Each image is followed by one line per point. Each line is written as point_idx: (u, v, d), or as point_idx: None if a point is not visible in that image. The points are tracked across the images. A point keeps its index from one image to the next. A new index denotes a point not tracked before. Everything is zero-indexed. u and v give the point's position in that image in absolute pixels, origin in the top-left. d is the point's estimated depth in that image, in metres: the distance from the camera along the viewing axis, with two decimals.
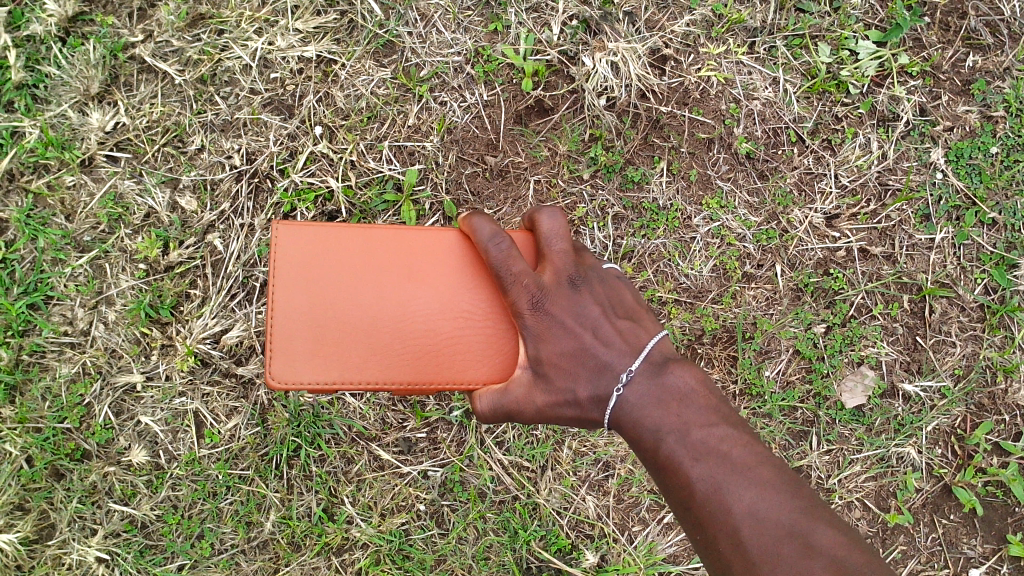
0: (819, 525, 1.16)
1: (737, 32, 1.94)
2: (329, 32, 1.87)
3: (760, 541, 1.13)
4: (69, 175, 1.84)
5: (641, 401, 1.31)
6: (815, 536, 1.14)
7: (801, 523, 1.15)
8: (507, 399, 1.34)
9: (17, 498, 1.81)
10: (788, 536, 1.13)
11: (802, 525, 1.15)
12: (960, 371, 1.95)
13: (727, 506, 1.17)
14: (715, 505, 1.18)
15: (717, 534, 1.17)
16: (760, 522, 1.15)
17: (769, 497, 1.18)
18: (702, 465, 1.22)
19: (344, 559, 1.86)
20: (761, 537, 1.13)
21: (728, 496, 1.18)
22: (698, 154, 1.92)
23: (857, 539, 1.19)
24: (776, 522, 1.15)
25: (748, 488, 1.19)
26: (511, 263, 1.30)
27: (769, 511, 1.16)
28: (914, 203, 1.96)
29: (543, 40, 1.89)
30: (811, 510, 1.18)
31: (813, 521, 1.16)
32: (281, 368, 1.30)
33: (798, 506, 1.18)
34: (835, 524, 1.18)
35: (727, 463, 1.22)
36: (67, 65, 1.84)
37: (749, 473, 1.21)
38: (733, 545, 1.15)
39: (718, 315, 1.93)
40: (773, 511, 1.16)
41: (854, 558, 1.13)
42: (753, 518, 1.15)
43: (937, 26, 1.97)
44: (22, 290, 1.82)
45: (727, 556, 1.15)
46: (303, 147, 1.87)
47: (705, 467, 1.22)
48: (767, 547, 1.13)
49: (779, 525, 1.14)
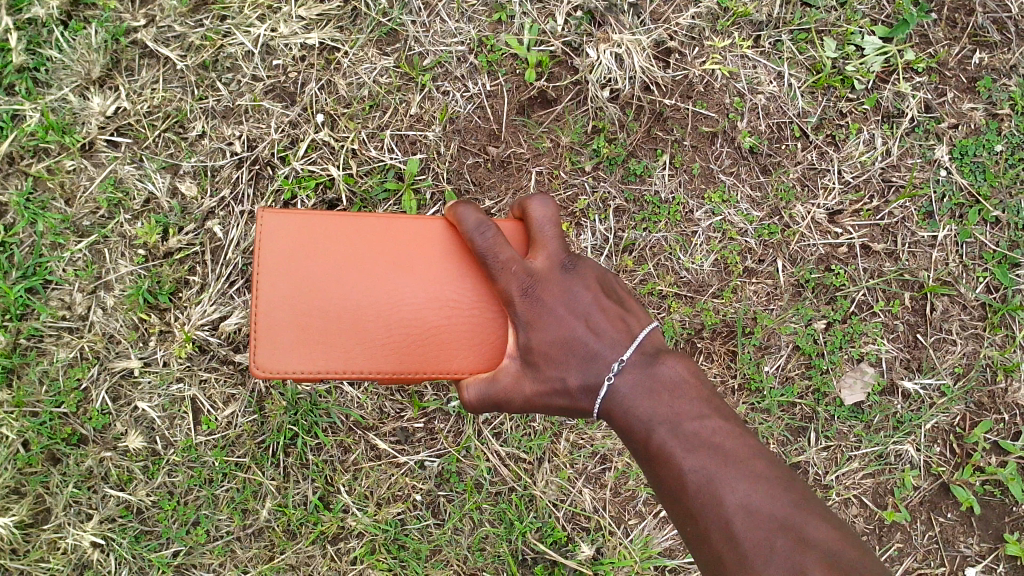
0: (812, 519, 1.14)
1: (743, 26, 1.92)
2: (332, 19, 1.86)
3: (752, 533, 1.11)
4: (69, 160, 1.84)
5: (632, 391, 1.31)
6: (808, 530, 1.12)
7: (794, 516, 1.14)
8: (495, 388, 1.33)
9: (13, 482, 1.81)
10: (781, 527, 1.12)
11: (795, 518, 1.13)
12: (960, 369, 1.95)
13: (719, 497, 1.16)
14: (706, 496, 1.18)
15: (708, 525, 1.16)
16: (752, 514, 1.14)
17: (761, 489, 1.17)
18: (693, 456, 1.21)
19: (339, 548, 1.86)
20: (752, 528, 1.12)
21: (720, 488, 1.17)
22: (701, 148, 1.92)
23: (852, 534, 1.16)
24: (768, 514, 1.13)
25: (740, 480, 1.18)
26: (499, 251, 1.29)
27: (761, 504, 1.15)
28: (917, 201, 1.95)
29: (548, 30, 1.88)
30: (804, 504, 1.17)
31: (805, 515, 1.15)
32: (265, 356, 1.30)
33: (791, 499, 1.16)
34: (828, 518, 1.16)
35: (718, 455, 1.21)
36: (68, 49, 1.83)
37: (741, 464, 1.20)
38: (725, 537, 1.14)
39: (718, 310, 1.92)
40: (765, 503, 1.15)
41: (849, 553, 1.11)
42: (745, 510, 1.14)
43: (943, 22, 1.95)
44: (21, 274, 1.82)
45: (718, 548, 1.14)
46: (305, 135, 1.86)
47: (697, 458, 1.21)
48: (759, 540, 1.11)
49: (772, 517, 1.13)
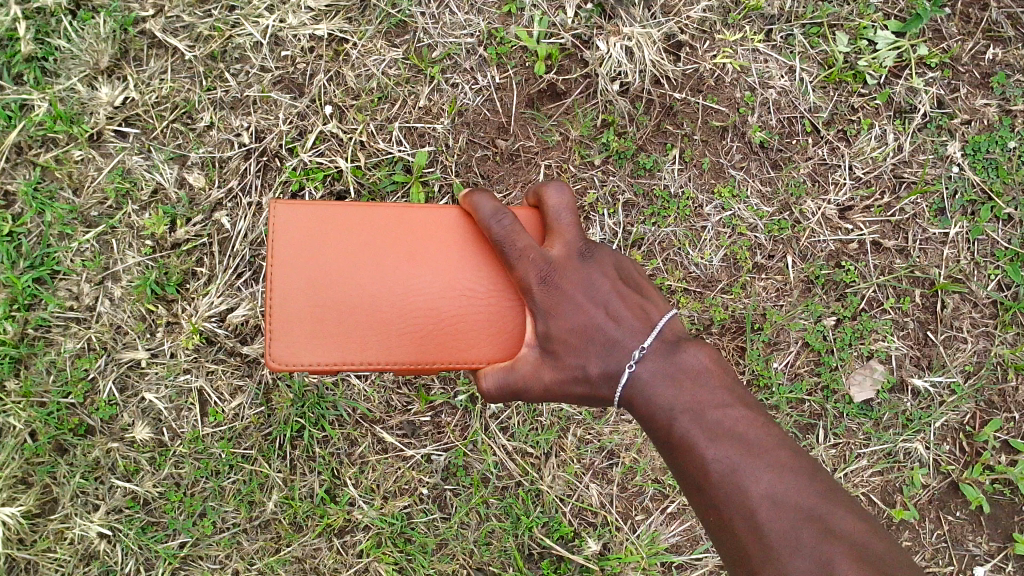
0: (838, 509, 1.15)
1: (754, 20, 1.91)
2: (341, 10, 1.85)
3: (778, 524, 1.12)
4: (77, 150, 1.83)
5: (654, 379, 1.29)
6: (833, 521, 1.13)
7: (819, 506, 1.14)
8: (514, 377, 1.32)
9: (21, 472, 1.80)
10: (807, 518, 1.12)
11: (820, 509, 1.14)
12: (971, 367, 1.93)
13: (743, 487, 1.16)
14: (730, 486, 1.17)
15: (732, 515, 1.16)
16: (777, 505, 1.14)
17: (787, 479, 1.17)
18: (717, 445, 1.21)
19: (345, 541, 1.86)
20: (778, 519, 1.12)
21: (745, 478, 1.17)
22: (711, 142, 1.90)
23: (875, 525, 1.18)
24: (794, 505, 1.14)
25: (765, 470, 1.17)
26: (517, 239, 1.28)
27: (786, 494, 1.15)
28: (929, 197, 1.93)
29: (558, 23, 1.87)
30: (829, 495, 1.17)
31: (831, 506, 1.15)
32: (281, 349, 1.29)
33: (816, 489, 1.16)
34: (852, 508, 1.18)
35: (743, 445, 1.20)
36: (77, 38, 1.82)
37: (765, 454, 1.19)
38: (749, 528, 1.14)
39: (727, 306, 1.91)
40: (791, 494, 1.15)
41: (874, 544, 1.13)
42: (771, 501, 1.14)
43: (957, 17, 1.94)
44: (28, 264, 1.82)
45: (743, 538, 1.14)
46: (313, 126, 1.85)
47: (721, 447, 1.20)
48: (785, 532, 1.11)
49: (797, 508, 1.13)
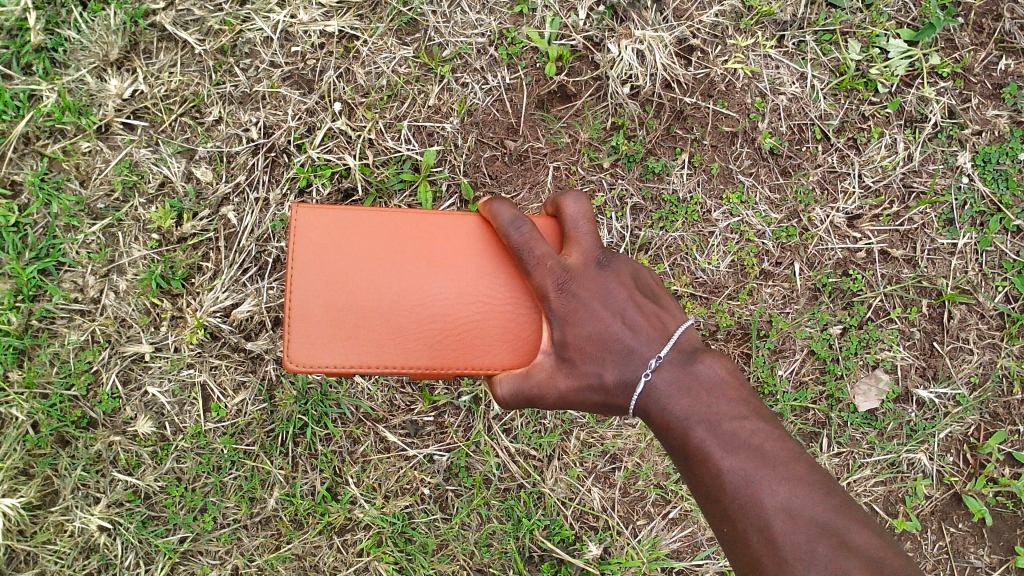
0: (853, 523, 1.14)
1: (767, 25, 1.90)
2: (352, 7, 1.84)
3: (792, 536, 1.11)
4: (85, 141, 1.82)
5: (669, 389, 1.28)
6: (848, 534, 1.13)
7: (835, 520, 1.14)
8: (529, 384, 1.32)
9: (22, 463, 1.80)
10: (821, 532, 1.12)
11: (836, 523, 1.13)
12: (976, 379, 1.93)
13: (759, 499, 1.15)
14: (746, 497, 1.16)
15: (747, 527, 1.15)
16: (792, 518, 1.13)
17: (801, 492, 1.16)
18: (733, 456, 1.20)
19: (346, 539, 1.86)
20: (793, 531, 1.12)
21: (760, 490, 1.16)
22: (720, 148, 1.89)
23: (890, 540, 1.17)
24: (808, 519, 1.13)
25: (781, 483, 1.17)
26: (535, 247, 1.28)
27: (801, 507, 1.14)
28: (938, 207, 1.93)
29: (569, 24, 1.86)
30: (844, 510, 1.16)
31: (846, 520, 1.15)
32: (299, 350, 1.29)
33: (831, 503, 1.16)
34: (867, 523, 1.17)
35: (758, 456, 1.20)
36: (87, 29, 1.81)
37: (782, 467, 1.19)
38: (763, 540, 1.13)
39: (733, 311, 1.90)
40: (806, 507, 1.14)
41: (889, 559, 1.12)
42: (786, 513, 1.14)
43: (970, 27, 1.92)
44: (34, 255, 1.80)
45: (756, 550, 1.13)
46: (322, 123, 1.84)
47: (737, 459, 1.19)
48: (800, 544, 1.10)
49: (813, 521, 1.13)
